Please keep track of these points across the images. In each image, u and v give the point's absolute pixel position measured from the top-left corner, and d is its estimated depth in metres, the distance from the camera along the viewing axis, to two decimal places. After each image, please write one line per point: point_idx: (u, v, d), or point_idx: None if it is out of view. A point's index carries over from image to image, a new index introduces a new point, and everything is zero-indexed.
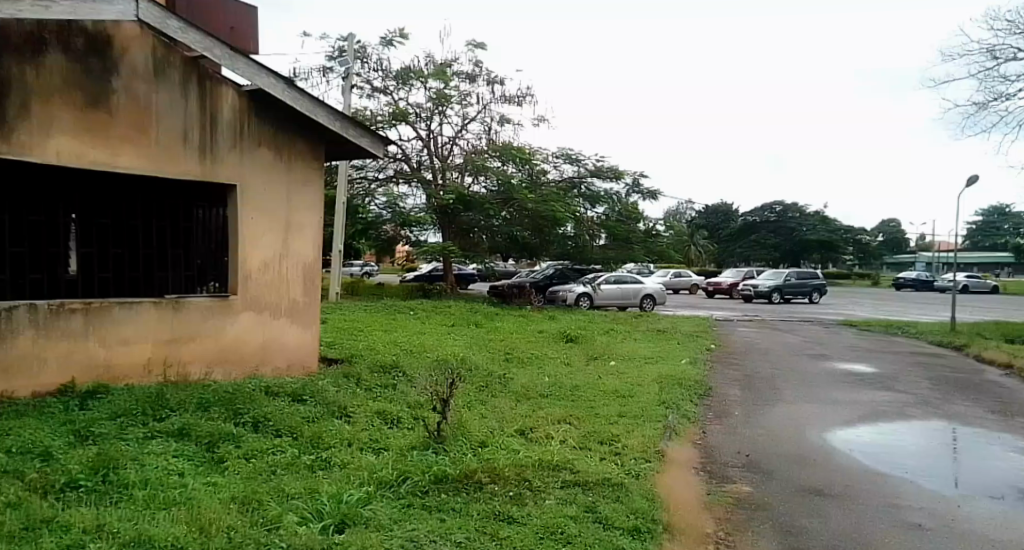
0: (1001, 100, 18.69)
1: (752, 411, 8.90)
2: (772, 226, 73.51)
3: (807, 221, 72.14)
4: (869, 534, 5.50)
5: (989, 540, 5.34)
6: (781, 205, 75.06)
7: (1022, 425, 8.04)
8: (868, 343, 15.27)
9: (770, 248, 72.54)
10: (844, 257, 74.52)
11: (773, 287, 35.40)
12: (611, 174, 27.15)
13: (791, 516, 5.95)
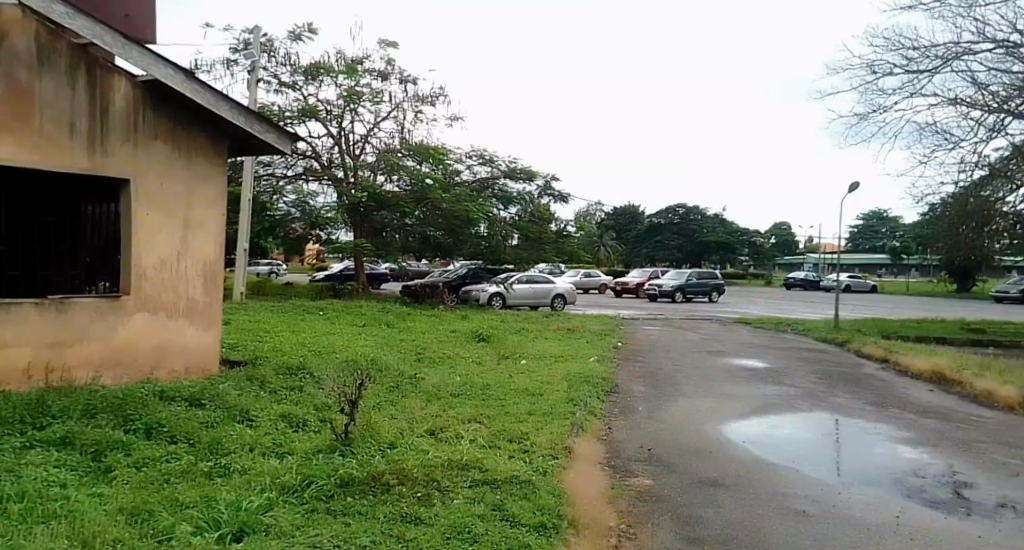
0: (880, 111, 19.99)
1: (657, 407, 9.21)
2: (677, 228, 76.45)
3: (708, 224, 75.51)
4: (763, 523, 5.76)
5: (865, 525, 5.70)
6: (684, 208, 78.17)
7: (894, 415, 8.68)
8: (761, 340, 16.10)
9: (673, 249, 75.44)
10: (743, 258, 78.43)
11: (676, 287, 36.85)
12: (523, 175, 27.46)
13: (689, 508, 6.17)
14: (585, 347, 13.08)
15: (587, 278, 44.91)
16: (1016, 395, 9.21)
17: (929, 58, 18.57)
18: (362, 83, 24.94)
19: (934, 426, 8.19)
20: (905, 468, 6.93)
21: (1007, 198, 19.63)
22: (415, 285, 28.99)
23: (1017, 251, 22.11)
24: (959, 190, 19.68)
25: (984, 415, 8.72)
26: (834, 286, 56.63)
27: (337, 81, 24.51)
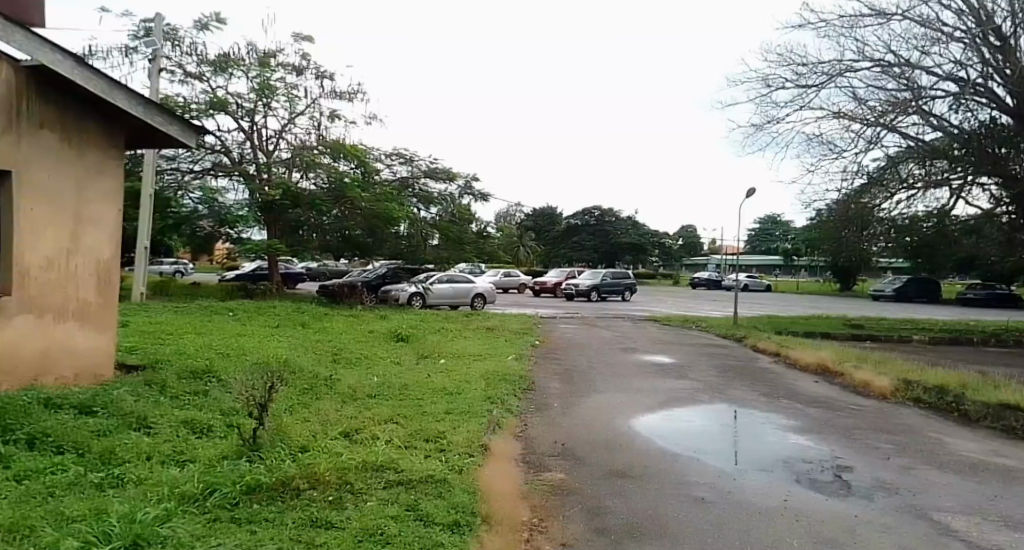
0: (773, 123, 21.38)
1: (571, 403, 9.44)
2: (592, 229, 78.55)
3: (621, 226, 78.00)
4: (665, 511, 6.03)
5: (760, 510, 6.06)
6: (598, 210, 80.48)
7: (786, 405, 9.31)
8: (669, 337, 16.79)
9: (589, 250, 77.47)
10: (655, 259, 81.62)
11: (592, 287, 37.87)
12: (444, 175, 27.38)
13: (598, 499, 6.39)
14: (504, 346, 13.24)
15: (507, 278, 45.34)
16: (889, 384, 10.07)
17: (815, 74, 20.00)
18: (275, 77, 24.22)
19: (820, 415, 8.83)
20: (794, 454, 7.45)
21: (883, 206, 21.41)
22: (333, 285, 28.52)
23: (892, 253, 23.44)
24: (841, 196, 21.48)
25: (863, 403, 9.48)
26: (735, 285, 59.79)
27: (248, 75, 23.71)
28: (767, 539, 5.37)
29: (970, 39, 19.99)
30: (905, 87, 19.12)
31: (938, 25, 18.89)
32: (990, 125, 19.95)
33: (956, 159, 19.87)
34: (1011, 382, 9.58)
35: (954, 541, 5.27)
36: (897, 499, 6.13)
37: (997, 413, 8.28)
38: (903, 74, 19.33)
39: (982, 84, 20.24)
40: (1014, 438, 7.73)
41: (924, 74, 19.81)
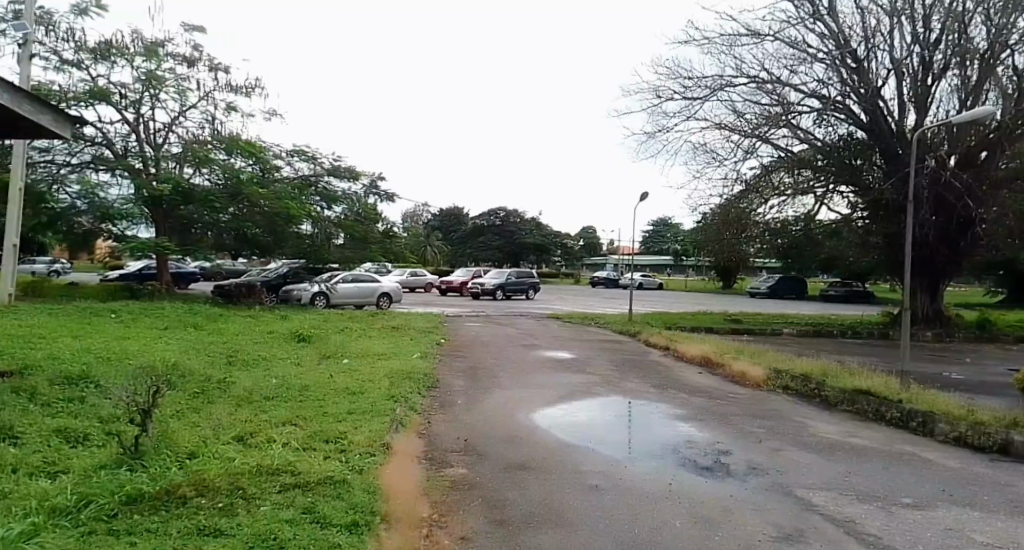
0: (663, 132, 22.54)
1: (474, 399, 9.56)
2: (497, 230, 79.47)
3: (526, 226, 79.35)
4: (560, 501, 6.25)
5: (648, 496, 6.39)
6: (504, 211, 81.45)
7: (674, 396, 9.90)
8: (569, 333, 17.34)
9: (494, 249, 78.37)
10: (558, 259, 83.62)
11: (498, 286, 38.40)
12: (348, 174, 26.88)
13: (498, 493, 6.49)
14: (410, 344, 13.21)
15: (413, 278, 45.13)
16: (763, 373, 10.94)
17: (701, 88, 21.28)
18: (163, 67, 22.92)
19: (703, 404, 9.46)
20: (680, 441, 7.96)
21: (760, 209, 22.92)
22: (229, 285, 27.38)
23: (766, 254, 25.06)
24: (723, 201, 22.97)
25: (740, 392, 10.23)
26: (631, 284, 62.35)
27: (133, 64, 22.34)
28: (651, 523, 5.68)
29: (831, 60, 21.97)
30: (776, 102, 20.63)
31: (803, 46, 20.57)
32: (847, 140, 22.75)
33: (821, 169, 22.48)
34: (865, 369, 10.66)
35: (815, 515, 5.81)
36: (768, 480, 6.68)
37: (852, 397, 9.19)
38: (775, 90, 20.90)
39: (841, 101, 22.25)
40: (867, 420, 8.61)
41: (792, 90, 21.56)
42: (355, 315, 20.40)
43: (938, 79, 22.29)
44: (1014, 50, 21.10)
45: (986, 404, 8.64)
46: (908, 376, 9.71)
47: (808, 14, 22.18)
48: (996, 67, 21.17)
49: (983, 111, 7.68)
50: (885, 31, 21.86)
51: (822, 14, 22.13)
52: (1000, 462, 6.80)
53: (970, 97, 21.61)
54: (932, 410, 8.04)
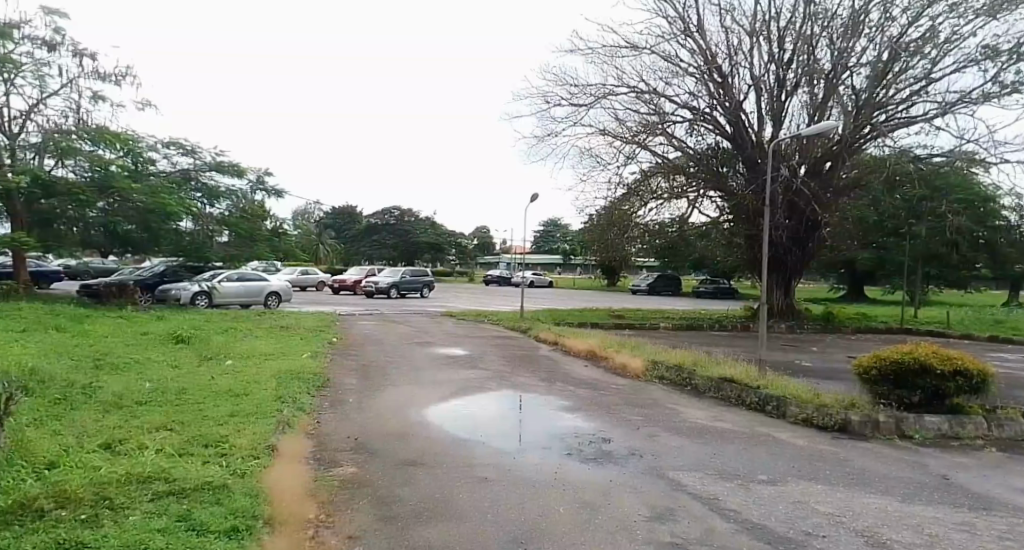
0: (551, 137, 23.34)
1: (365, 398, 9.44)
2: (392, 228, 78.39)
3: (421, 226, 78.86)
4: (453, 495, 6.15)
5: (534, 484, 6.56)
6: (399, 210, 80.51)
7: (560, 388, 10.33)
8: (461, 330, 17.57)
9: (389, 248, 77.16)
10: (453, 258, 83.80)
11: (392, 283, 38.06)
12: (232, 169, 25.77)
13: (389, 489, 6.23)
14: (299, 344, 12.90)
15: (304, 276, 43.65)
16: (641, 364, 11.64)
17: (586, 96, 22.25)
18: (19, 50, 20.94)
19: (587, 395, 9.92)
20: (567, 431, 8.30)
21: (641, 212, 24.38)
22: (97, 284, 25.42)
23: (649, 254, 26.55)
24: (608, 204, 24.41)
25: (621, 383, 10.83)
26: (525, 282, 63.59)
27: None
28: (538, 512, 5.82)
29: (701, 74, 23.55)
30: (653, 112, 21.94)
31: (676, 60, 21.97)
32: (714, 149, 24.35)
33: (692, 175, 24.12)
34: (729, 359, 11.60)
35: (684, 494, 6.28)
36: (643, 463, 7.15)
37: (718, 384, 9.99)
38: (652, 100, 22.15)
39: (710, 112, 23.91)
40: (731, 405, 9.39)
41: (667, 101, 22.91)
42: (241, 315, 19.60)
43: (790, 96, 24.36)
44: (852, 72, 23.32)
45: (829, 388, 9.68)
46: (767, 365, 10.67)
47: (680, 31, 23.72)
48: (837, 87, 23.25)
49: (826, 127, 8.48)
50: (745, 50, 23.73)
51: (692, 31, 23.67)
52: (839, 439, 7.66)
53: (817, 113, 23.90)
54: (785, 394, 8.91)
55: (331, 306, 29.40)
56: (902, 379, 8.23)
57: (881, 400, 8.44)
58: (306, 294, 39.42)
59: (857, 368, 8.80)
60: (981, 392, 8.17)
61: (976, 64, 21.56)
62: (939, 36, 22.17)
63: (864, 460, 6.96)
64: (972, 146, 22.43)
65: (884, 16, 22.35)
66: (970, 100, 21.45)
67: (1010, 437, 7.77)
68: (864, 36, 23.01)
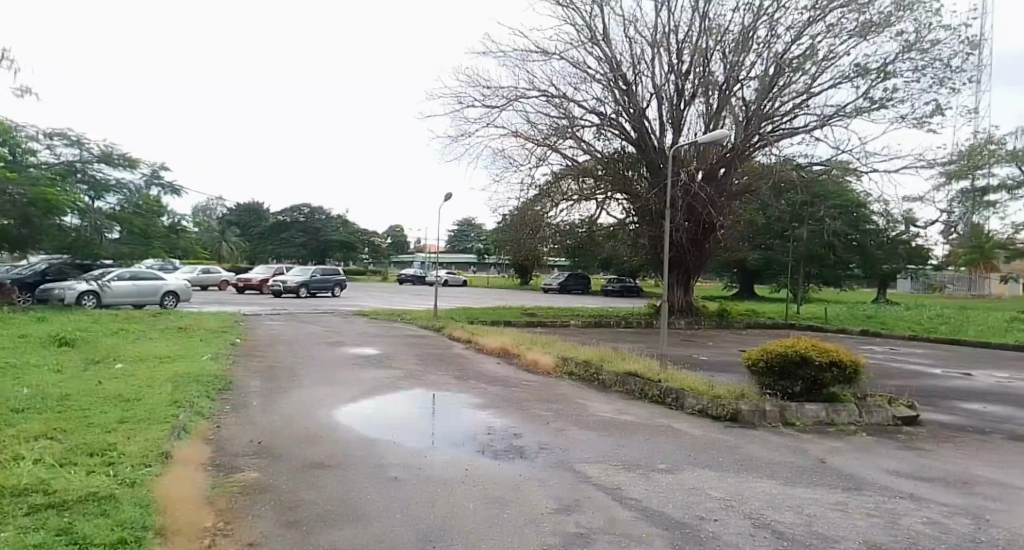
0: (462, 138, 23.52)
1: (270, 402, 9.12)
2: (301, 226, 76.05)
3: (331, 224, 76.97)
4: (357, 496, 5.94)
5: (445, 477, 6.55)
6: (308, 207, 78.41)
7: (472, 386, 10.42)
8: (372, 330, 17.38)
9: (298, 246, 74.76)
10: (364, 257, 82.39)
11: (301, 283, 37.07)
12: (123, 162, 24.31)
13: (293, 493, 5.97)
14: (200, 346, 12.33)
15: (205, 274, 41.82)
16: (552, 361, 11.95)
17: (497, 97, 22.56)
18: None
19: (498, 393, 10.07)
20: (479, 428, 8.34)
21: (552, 213, 24.99)
22: None
23: (560, 253, 27.17)
24: (520, 205, 24.85)
25: (531, 380, 11.06)
26: (438, 281, 63.61)
27: None
28: (446, 509, 5.74)
29: (606, 81, 24.37)
30: (563, 115, 22.48)
31: (584, 67, 22.65)
32: (620, 153, 25.19)
33: (600, 177, 24.92)
34: (633, 354, 12.12)
35: (590, 486, 6.48)
36: (552, 457, 7.31)
37: (623, 379, 10.40)
38: (562, 105, 22.69)
39: (615, 118, 24.75)
40: (634, 399, 9.80)
41: (576, 106, 23.55)
42: (135, 315, 18.59)
43: (688, 105, 25.61)
44: (743, 84, 24.83)
45: (723, 380, 10.31)
46: (668, 360, 11.18)
47: (587, 39, 24.45)
48: (729, 99, 24.68)
49: (718, 135, 8.89)
50: (647, 59, 24.75)
51: (598, 40, 24.44)
52: (732, 429, 8.17)
53: (711, 120, 25.08)
54: (683, 387, 9.41)
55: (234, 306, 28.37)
56: (787, 371, 8.86)
57: (767, 391, 9.06)
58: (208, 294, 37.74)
59: (748, 361, 9.39)
60: (855, 382, 8.91)
61: (849, 81, 23.47)
62: (818, 54, 24.01)
63: (753, 447, 7.46)
64: (846, 156, 24.48)
65: (770, 34, 23.94)
66: (845, 114, 23.32)
67: (877, 422, 8.56)
68: (752, 51, 24.55)
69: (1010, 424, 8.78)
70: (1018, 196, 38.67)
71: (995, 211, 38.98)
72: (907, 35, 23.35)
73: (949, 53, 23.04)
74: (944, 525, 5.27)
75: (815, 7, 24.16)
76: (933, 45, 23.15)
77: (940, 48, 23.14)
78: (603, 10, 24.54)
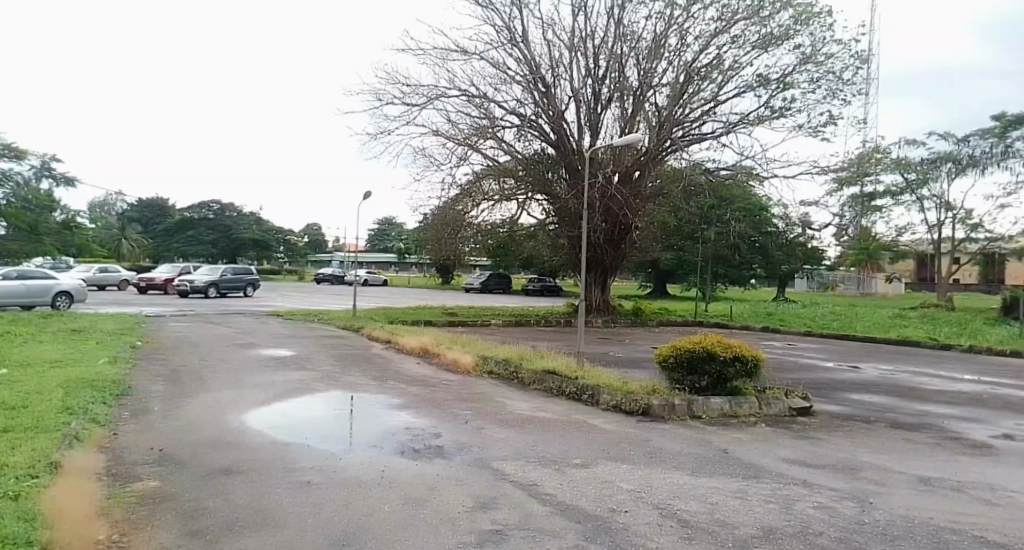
0: (381, 136, 23.30)
1: (175, 408, 8.69)
2: (209, 223, 72.87)
3: (242, 221, 74.20)
4: (267, 501, 5.71)
5: (360, 479, 6.41)
6: (218, 204, 75.32)
7: (390, 386, 10.32)
8: (287, 331, 16.90)
9: (207, 244, 71.48)
10: (278, 256, 79.77)
11: (210, 283, 35.57)
12: (10, 154, 22.68)
13: (197, 501, 5.68)
14: (97, 350, 11.59)
15: (102, 274, 39.48)
16: (470, 360, 11.98)
17: (417, 95, 22.47)
18: None
19: (416, 392, 10.01)
20: (396, 428, 8.26)
21: (474, 212, 25.10)
22: None
23: (481, 253, 27.28)
24: (441, 205, 24.79)
25: (449, 379, 11.07)
26: (357, 280, 62.53)
27: None
28: (361, 510, 5.59)
29: (526, 83, 24.66)
30: (483, 115, 22.57)
31: (503, 68, 22.84)
32: (540, 155, 25.48)
33: (520, 179, 25.19)
34: (551, 352, 12.34)
35: (506, 482, 6.50)
36: (469, 455, 7.31)
37: (541, 377, 10.58)
38: (482, 105, 22.77)
39: (535, 120, 25.08)
40: (551, 396, 9.97)
41: (496, 106, 23.69)
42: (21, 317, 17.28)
43: (605, 109, 26.26)
44: (656, 90, 25.69)
45: (636, 376, 10.67)
46: (584, 358, 11.44)
47: (506, 40, 24.68)
48: (643, 104, 25.50)
49: (634, 139, 9.15)
50: (566, 63, 25.21)
51: (517, 41, 24.70)
52: (643, 423, 8.46)
53: (627, 124, 25.89)
54: (598, 384, 9.66)
55: (134, 307, 26.84)
56: (694, 366, 9.28)
57: (677, 386, 9.47)
58: (105, 294, 35.52)
59: (658, 358, 9.75)
60: (756, 376, 9.41)
61: (752, 90, 24.72)
62: (723, 64, 25.21)
63: (663, 440, 7.74)
64: (750, 162, 25.79)
65: (681, 42, 24.89)
66: (749, 121, 24.53)
67: (776, 413, 9.10)
68: (664, 58, 25.45)
69: (891, 413, 9.53)
70: (901, 201, 41.91)
71: (881, 215, 42.08)
72: (804, 48, 24.81)
73: (841, 66, 24.63)
74: (832, 508, 5.62)
75: (721, 18, 25.31)
76: (827, 59, 24.69)
77: (833, 61, 24.71)
78: (522, 12, 24.83)
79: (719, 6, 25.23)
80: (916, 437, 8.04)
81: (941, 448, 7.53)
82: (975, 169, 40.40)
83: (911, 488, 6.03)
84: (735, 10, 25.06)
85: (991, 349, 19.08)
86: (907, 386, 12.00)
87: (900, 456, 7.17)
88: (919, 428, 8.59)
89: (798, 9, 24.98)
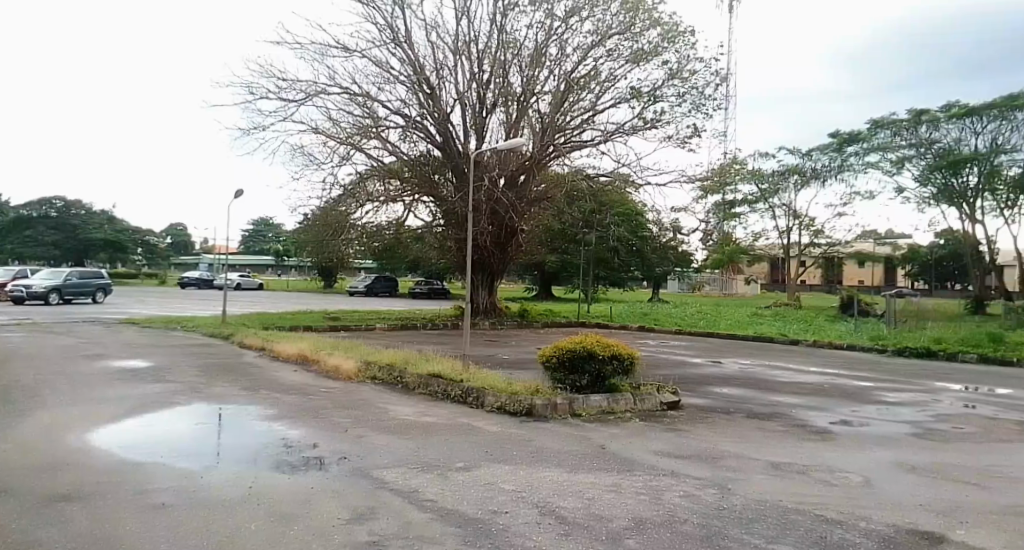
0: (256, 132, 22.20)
1: (4, 429, 7.76)
2: (51, 222, 65.90)
3: (90, 221, 67.81)
4: (109, 530, 5.21)
5: (221, 498, 6.01)
6: (63, 200, 68.44)
7: (262, 396, 9.83)
8: (143, 339, 15.63)
9: (47, 246, 64.56)
10: (134, 259, 73.63)
11: (51, 288, 32.34)
12: None
13: (23, 533, 5.09)
14: None
15: None
16: (353, 366, 11.64)
17: (295, 90, 21.58)
18: None
19: (291, 402, 9.59)
20: (266, 441, 7.84)
21: (358, 213, 24.52)
22: None
23: (366, 255, 26.63)
24: (323, 205, 23.99)
25: (328, 386, 10.71)
26: (229, 285, 59.08)
27: None
28: (220, 532, 5.23)
29: (409, 84, 24.41)
30: (366, 114, 22.10)
31: (386, 67, 22.44)
32: (425, 156, 25.32)
33: (405, 179, 25.09)
34: (435, 356, 12.28)
35: (386, 490, 6.36)
36: (348, 464, 7.09)
37: (426, 381, 10.48)
38: (365, 103, 22.27)
39: (420, 121, 24.91)
40: (431, 400, 9.91)
41: (379, 105, 23.23)
42: None
43: (490, 113, 26.55)
44: (539, 97, 26.24)
45: (516, 377, 10.82)
46: (468, 360, 11.46)
47: (389, 39, 24.33)
48: (527, 109, 26.09)
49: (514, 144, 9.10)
50: (450, 66, 25.22)
51: (400, 41, 24.41)
52: (524, 423, 8.61)
53: (512, 130, 26.36)
54: (483, 386, 9.73)
55: None
56: (576, 365, 9.57)
57: (560, 385, 9.72)
58: None
59: (541, 359, 9.96)
60: (632, 373, 9.85)
61: (625, 102, 25.89)
62: (599, 76, 26.23)
63: (543, 439, 7.90)
64: (626, 169, 26.99)
65: (560, 52, 25.64)
66: (623, 131, 25.66)
67: (649, 407, 9.56)
68: (545, 67, 26.09)
69: (749, 404, 10.30)
70: (756, 209, 45.68)
71: (740, 221, 45.68)
72: (671, 64, 26.31)
73: (703, 83, 26.37)
74: (696, 496, 5.97)
75: (596, 31, 26.41)
76: (691, 75, 26.31)
77: (697, 77, 26.40)
78: (404, 12, 24.54)
79: (595, 20, 26.28)
80: (769, 426, 8.74)
81: (790, 435, 8.24)
82: (817, 180, 44.85)
83: (766, 473, 6.51)
84: (608, 24, 26.25)
85: (831, 343, 21.16)
86: (759, 379, 13.04)
87: (757, 443, 7.75)
88: (771, 417, 9.34)
89: (665, 27, 26.44)
